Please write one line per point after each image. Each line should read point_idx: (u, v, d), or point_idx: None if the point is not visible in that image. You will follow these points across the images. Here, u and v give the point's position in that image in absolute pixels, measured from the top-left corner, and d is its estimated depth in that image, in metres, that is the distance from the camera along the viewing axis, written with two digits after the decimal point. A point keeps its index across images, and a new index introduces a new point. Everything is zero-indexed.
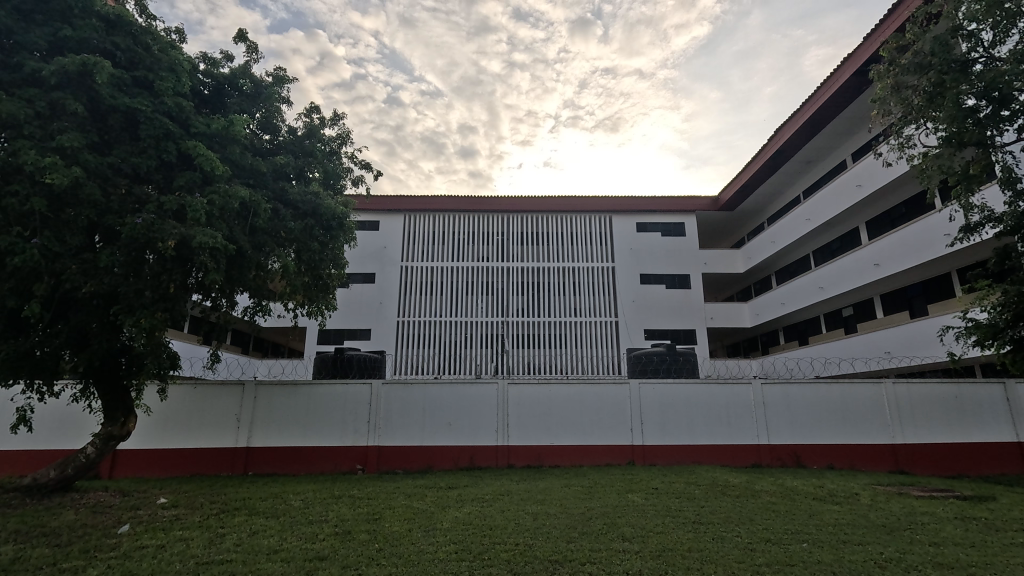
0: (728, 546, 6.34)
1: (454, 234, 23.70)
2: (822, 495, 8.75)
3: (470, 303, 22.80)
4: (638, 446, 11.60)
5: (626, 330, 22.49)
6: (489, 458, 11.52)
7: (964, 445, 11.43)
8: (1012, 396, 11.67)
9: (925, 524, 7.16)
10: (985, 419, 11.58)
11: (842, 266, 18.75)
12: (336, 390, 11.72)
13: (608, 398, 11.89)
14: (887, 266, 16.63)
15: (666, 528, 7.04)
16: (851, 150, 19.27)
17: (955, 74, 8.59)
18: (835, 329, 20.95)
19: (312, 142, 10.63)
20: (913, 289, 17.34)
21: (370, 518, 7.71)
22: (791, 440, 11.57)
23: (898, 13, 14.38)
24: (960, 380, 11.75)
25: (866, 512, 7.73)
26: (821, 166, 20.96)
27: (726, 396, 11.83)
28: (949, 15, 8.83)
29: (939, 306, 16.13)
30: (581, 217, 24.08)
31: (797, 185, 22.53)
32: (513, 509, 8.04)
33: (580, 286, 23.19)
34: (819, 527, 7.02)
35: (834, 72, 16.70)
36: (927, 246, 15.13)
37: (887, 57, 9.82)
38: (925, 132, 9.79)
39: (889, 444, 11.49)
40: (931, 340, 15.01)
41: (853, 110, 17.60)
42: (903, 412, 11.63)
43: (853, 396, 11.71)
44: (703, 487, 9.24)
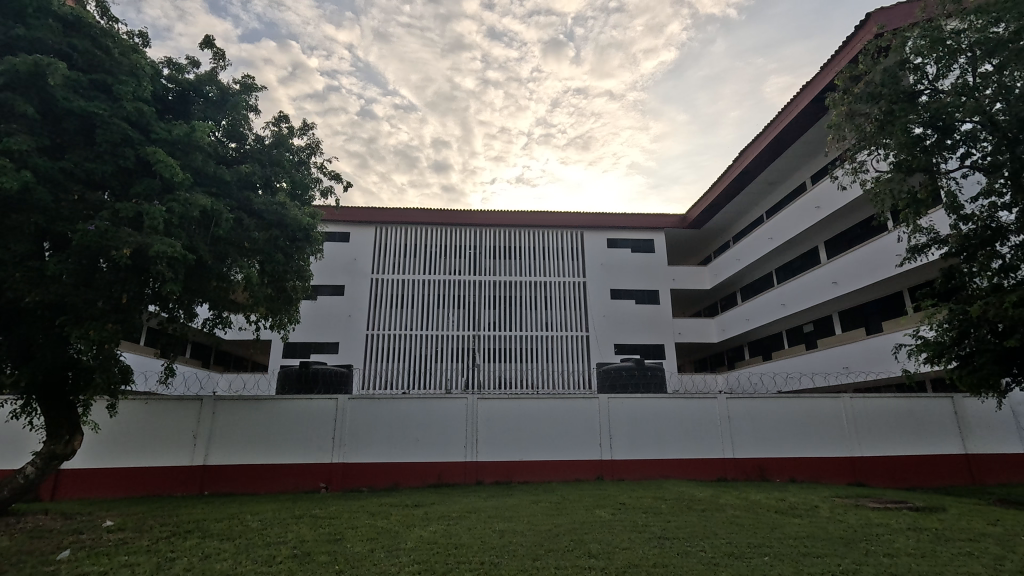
0: (692, 561, 6.35)
1: (425, 247, 23.54)
2: (784, 507, 8.93)
3: (442, 317, 22.63)
4: (607, 461, 11.62)
5: (597, 344, 22.70)
6: (458, 474, 11.34)
7: (917, 457, 11.87)
8: (959, 410, 12.20)
9: (879, 535, 7.38)
10: (935, 432, 12.06)
11: (802, 284, 19.43)
12: (299, 406, 11.38)
13: (577, 413, 11.89)
14: (845, 284, 17.27)
15: (633, 543, 7.05)
16: (810, 173, 20.07)
17: (904, 103, 9.19)
18: (796, 344, 21.65)
19: (280, 152, 10.44)
20: (868, 307, 18.08)
21: (332, 538, 7.47)
22: (755, 454, 11.80)
23: (852, 45, 15.15)
24: (913, 395, 12.23)
25: (825, 524, 7.90)
26: (782, 188, 21.83)
27: (693, 410, 11.99)
28: (896, 49, 9.47)
29: (893, 323, 16.83)
30: (553, 231, 24.29)
31: (761, 205, 23.33)
32: (480, 526, 7.93)
33: (552, 301, 23.31)
34: (780, 539, 7.15)
35: (795, 98, 17.47)
36: (881, 265, 15.82)
37: (842, 86, 10.41)
38: (876, 158, 10.43)
39: (848, 456, 11.83)
40: (886, 355, 15.64)
41: (812, 135, 18.41)
42: (861, 426, 12.02)
43: (814, 410, 12.04)
44: (670, 502, 9.31)
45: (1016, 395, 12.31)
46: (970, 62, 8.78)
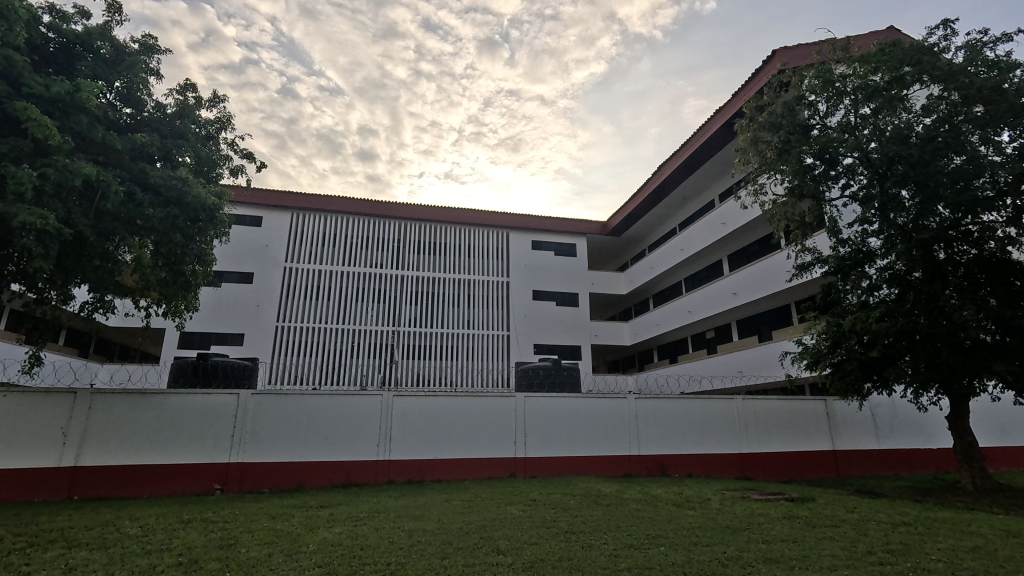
0: (595, 554, 6.62)
1: (345, 237, 22.59)
2: (680, 501, 9.58)
3: (361, 311, 21.85)
4: (520, 458, 11.81)
5: (517, 344, 23.02)
6: (369, 474, 11.00)
7: (795, 453, 13.22)
8: (830, 411, 13.75)
9: (759, 523, 8.12)
10: (810, 431, 13.49)
11: (706, 293, 20.97)
12: (195, 401, 10.48)
13: (493, 412, 11.98)
14: (743, 295, 18.86)
15: (541, 538, 7.22)
16: (719, 192, 21.69)
17: (799, 135, 10.24)
18: (699, 349, 23.33)
19: (184, 123, 9.56)
20: (761, 317, 19.89)
21: (224, 544, 6.94)
22: (658, 451, 12.54)
23: (759, 78, 16.59)
24: (794, 397, 13.61)
25: (715, 515, 8.57)
26: (694, 204, 23.42)
27: (604, 410, 12.52)
28: (795, 85, 10.59)
29: (781, 332, 18.64)
30: (479, 230, 24.30)
31: (675, 218, 24.89)
32: (389, 526, 7.74)
33: (475, 299, 23.30)
34: (675, 530, 7.65)
35: (708, 121, 18.81)
36: (773, 280, 17.47)
37: (749, 114, 11.39)
38: (774, 182, 11.58)
39: (737, 453, 12.91)
40: (773, 361, 17.28)
41: (722, 157, 19.93)
42: (750, 425, 13.18)
43: (710, 411, 13.02)
44: (578, 497, 9.66)
45: (875, 399, 14.10)
46: (853, 104, 9.96)
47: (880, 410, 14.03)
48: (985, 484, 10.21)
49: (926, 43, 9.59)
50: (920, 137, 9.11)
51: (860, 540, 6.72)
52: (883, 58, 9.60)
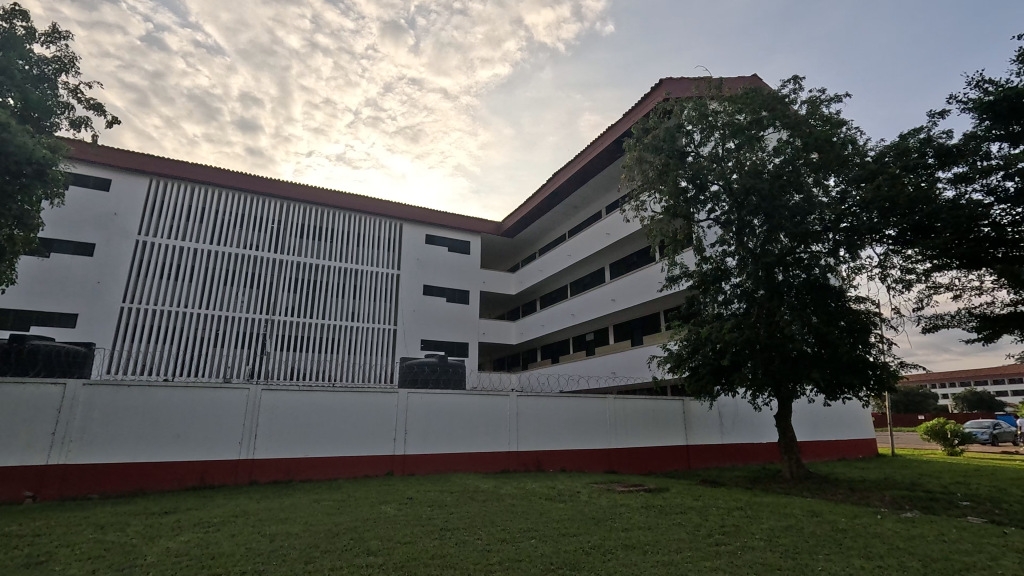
0: (469, 550, 6.66)
1: (216, 213, 20.32)
2: (552, 494, 10.04)
3: (228, 296, 19.80)
4: (399, 456, 11.54)
5: (403, 339, 22.48)
6: (226, 475, 10.00)
7: (655, 448, 14.53)
8: (686, 410, 15.35)
9: (620, 513, 8.76)
10: (669, 428, 14.92)
11: (588, 298, 22.27)
12: (2, 391, 8.72)
13: (374, 408, 11.56)
14: (620, 302, 20.31)
15: (415, 537, 7.10)
16: (606, 204, 23.15)
17: (676, 160, 11.37)
18: (579, 351, 24.70)
19: (9, 56, 7.90)
20: (634, 323, 21.59)
21: (32, 562, 5.84)
22: (535, 447, 13.03)
23: (647, 103, 17.99)
24: (657, 397, 14.97)
25: (582, 507, 9.09)
26: (583, 213, 24.72)
27: (486, 407, 12.71)
28: (676, 114, 11.70)
29: (650, 337, 20.40)
30: (371, 219, 23.30)
31: (565, 225, 26.07)
32: (247, 532, 7.09)
33: (360, 290, 22.27)
34: (546, 523, 7.99)
35: (601, 137, 19.99)
36: (647, 289, 19.07)
37: (636, 135, 12.35)
38: (652, 200, 12.70)
39: (606, 448, 13.86)
40: (642, 364, 18.86)
41: (610, 172, 21.28)
42: (618, 422, 14.23)
43: (585, 408, 13.85)
44: (455, 494, 9.69)
45: (722, 399, 16.04)
46: (721, 137, 11.27)
47: (725, 409, 15.99)
48: (800, 473, 12.09)
49: (780, 93, 11.07)
50: (772, 172, 10.53)
51: (701, 525, 7.56)
52: (747, 101, 10.95)
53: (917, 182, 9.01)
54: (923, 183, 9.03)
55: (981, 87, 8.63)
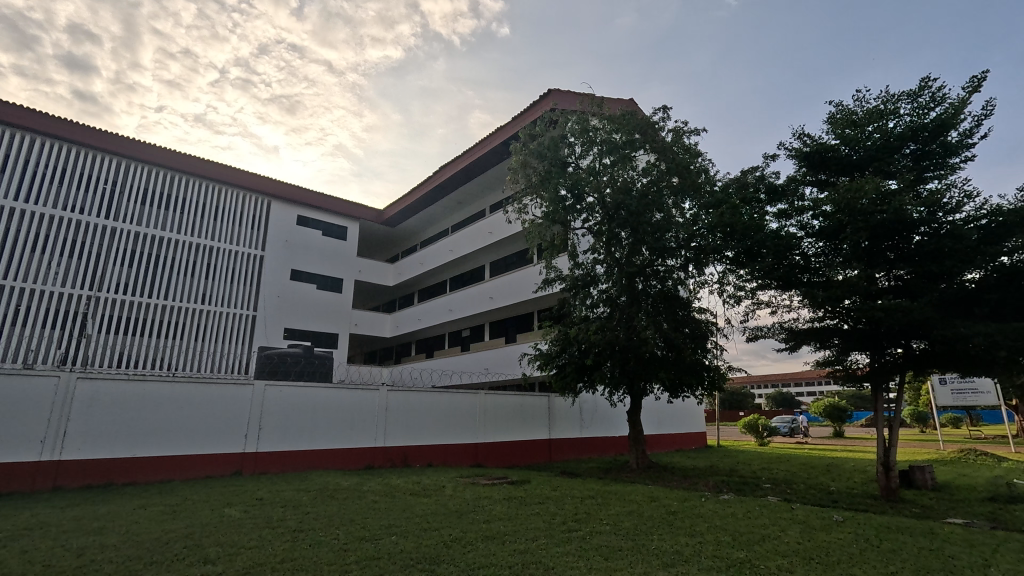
0: (322, 551, 6.29)
1: (27, 164, 16.95)
2: (417, 490, 9.93)
3: (32, 266, 16.64)
4: (250, 454, 10.57)
5: (263, 326, 20.57)
6: (20, 479, 8.30)
7: (519, 442, 15.12)
8: (551, 406, 16.22)
9: (483, 505, 8.86)
10: (534, 423, 15.64)
11: (466, 295, 22.45)
12: None
13: (223, 401, 10.44)
14: (497, 300, 20.80)
15: (262, 541, 6.54)
16: (490, 203, 23.49)
17: (557, 169, 12.06)
18: (454, 346, 24.80)
19: None
20: (509, 322, 22.26)
21: None
22: (402, 443, 12.80)
23: (534, 110, 18.65)
24: (525, 393, 15.61)
25: (446, 501, 9.11)
26: (467, 209, 24.84)
27: (353, 401, 12.18)
28: (560, 125, 12.34)
29: (523, 336, 21.21)
30: (233, 191, 20.86)
31: (448, 220, 25.98)
32: (46, 547, 5.95)
33: (213, 271, 19.86)
34: (408, 519, 7.86)
35: (489, 136, 20.27)
36: (522, 290, 19.79)
37: (522, 140, 12.83)
38: (533, 204, 13.35)
39: (473, 442, 14.09)
40: (513, 361, 19.52)
41: (496, 172, 21.65)
42: (486, 417, 14.55)
43: (456, 404, 13.96)
44: (312, 493, 9.13)
45: (583, 396, 17.27)
46: (598, 152, 12.14)
47: (586, 405, 17.23)
48: (644, 463, 13.46)
49: (652, 119, 12.19)
50: (639, 190, 11.61)
51: (556, 513, 8.04)
52: (623, 122, 11.84)
53: (751, 213, 10.19)
54: (755, 215, 10.29)
55: (803, 139, 10.22)
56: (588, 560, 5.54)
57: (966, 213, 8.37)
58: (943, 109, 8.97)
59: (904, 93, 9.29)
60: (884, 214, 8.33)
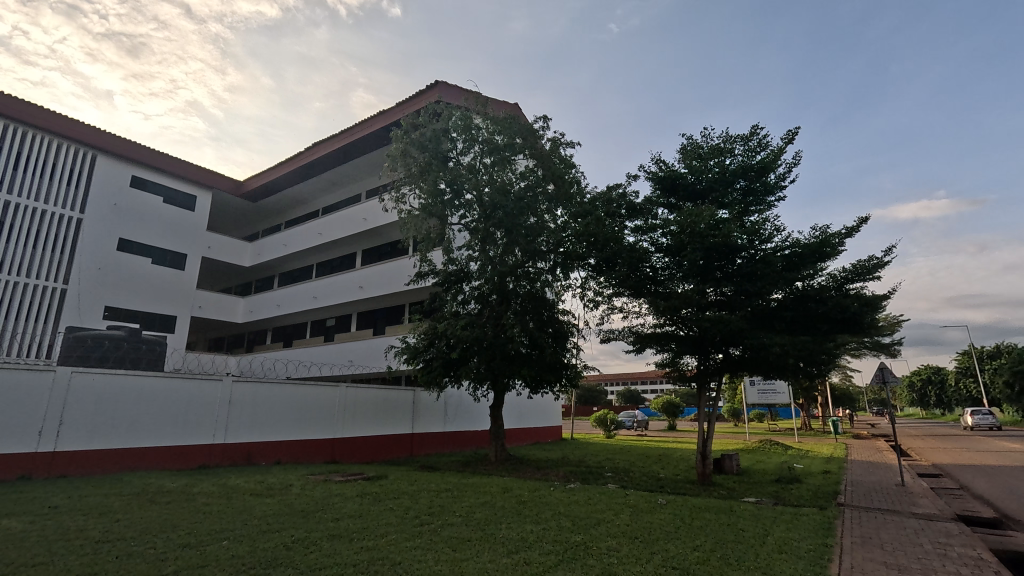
0: (131, 563, 5.45)
1: None
2: (259, 490, 9.14)
3: None
4: (46, 454, 8.88)
5: (74, 303, 17.38)
6: None
7: (380, 437, 14.71)
8: (415, 400, 16.05)
9: (334, 503, 8.39)
10: (398, 417, 15.35)
11: (333, 282, 21.22)
12: None
13: (9, 392, 8.61)
14: (367, 290, 20.00)
15: (52, 556, 5.50)
16: (366, 188, 22.48)
17: (438, 162, 12.02)
18: (316, 336, 23.29)
19: None
20: (378, 313, 21.54)
21: None
22: (247, 439, 11.73)
23: (419, 100, 18.30)
24: (390, 387, 15.25)
25: (292, 500, 8.50)
26: (341, 192, 23.49)
27: (189, 392, 10.88)
28: (444, 119, 12.30)
29: (392, 328, 20.67)
30: (41, 137, 17.26)
31: (319, 201, 24.32)
32: None
33: (6, 231, 16.31)
34: (245, 521, 7.18)
35: (370, 119, 19.42)
36: (394, 281, 19.30)
37: (404, 127, 12.58)
38: (412, 195, 13.17)
39: (329, 438, 13.38)
40: (380, 354, 18.95)
41: (375, 157, 20.79)
42: (346, 412, 13.91)
43: (313, 397, 13.15)
44: (126, 497, 7.92)
45: (449, 391, 17.38)
46: (479, 151, 12.33)
47: (451, 400, 17.37)
48: (502, 456, 13.96)
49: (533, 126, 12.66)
50: (515, 193, 11.98)
51: (410, 507, 7.98)
52: (506, 125, 12.10)
53: (612, 226, 11.14)
54: (616, 228, 11.27)
55: (659, 164, 11.46)
56: (435, 553, 5.59)
57: (774, 244, 10.06)
58: (766, 154, 10.67)
59: (739, 137, 10.85)
60: (715, 238, 9.64)
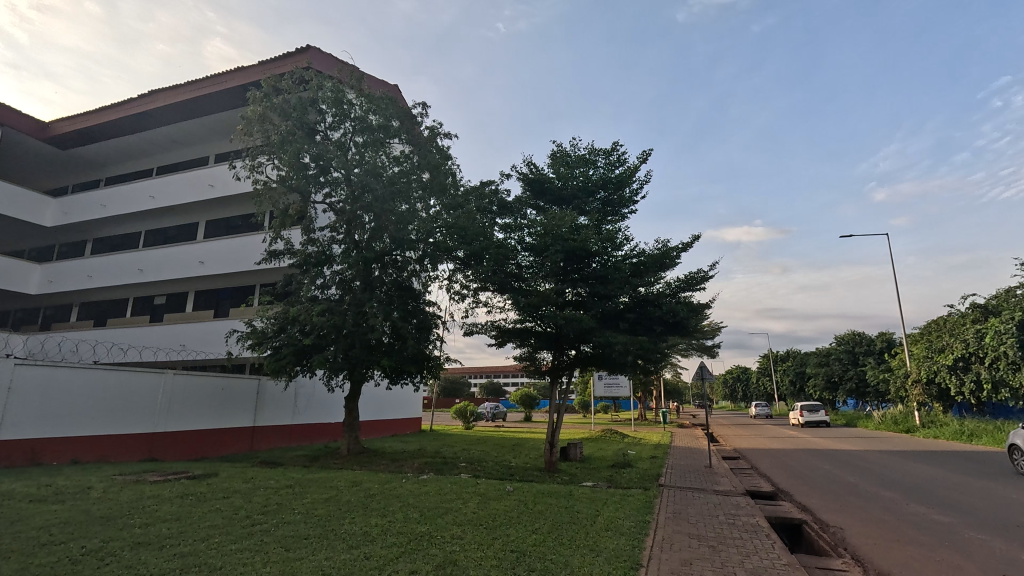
0: None
1: None
2: (43, 496, 7.56)
3: None
4: None
5: None
6: None
7: (215, 431, 13.16)
8: (260, 390, 14.70)
9: (145, 507, 7.25)
10: (237, 409, 13.89)
11: (166, 254, 18.43)
12: None
13: None
14: (208, 267, 17.75)
15: None
16: (216, 151, 19.90)
17: (302, 133, 11.14)
18: (140, 315, 20.05)
19: None
20: (222, 293, 19.26)
21: None
22: (31, 434, 9.78)
23: (285, 62, 16.71)
24: (229, 375, 13.75)
25: (89, 506, 7.16)
26: (184, 152, 20.50)
27: None
28: (313, 88, 11.43)
29: (236, 311, 18.62)
30: None
31: (154, 159, 20.96)
32: None
33: None
34: (17, 534, 5.89)
35: (225, 74, 17.26)
36: (243, 258, 17.41)
37: (265, 89, 11.48)
38: (270, 164, 12.12)
39: (149, 432, 11.63)
40: (220, 339, 16.96)
41: (229, 118, 18.51)
42: (172, 403, 12.21)
43: (129, 385, 11.33)
44: None
45: (300, 381, 16.23)
46: (350, 128, 11.70)
47: (302, 390, 16.23)
48: (355, 449, 13.41)
49: (411, 111, 12.31)
50: (387, 177, 11.49)
51: (242, 507, 7.26)
52: (381, 105, 11.57)
53: (482, 221, 11.31)
54: (486, 223, 11.50)
55: (530, 166, 11.90)
56: (264, 554, 5.16)
57: (625, 252, 11.07)
58: (623, 169, 11.68)
59: (602, 150, 11.73)
60: (575, 242, 10.30)
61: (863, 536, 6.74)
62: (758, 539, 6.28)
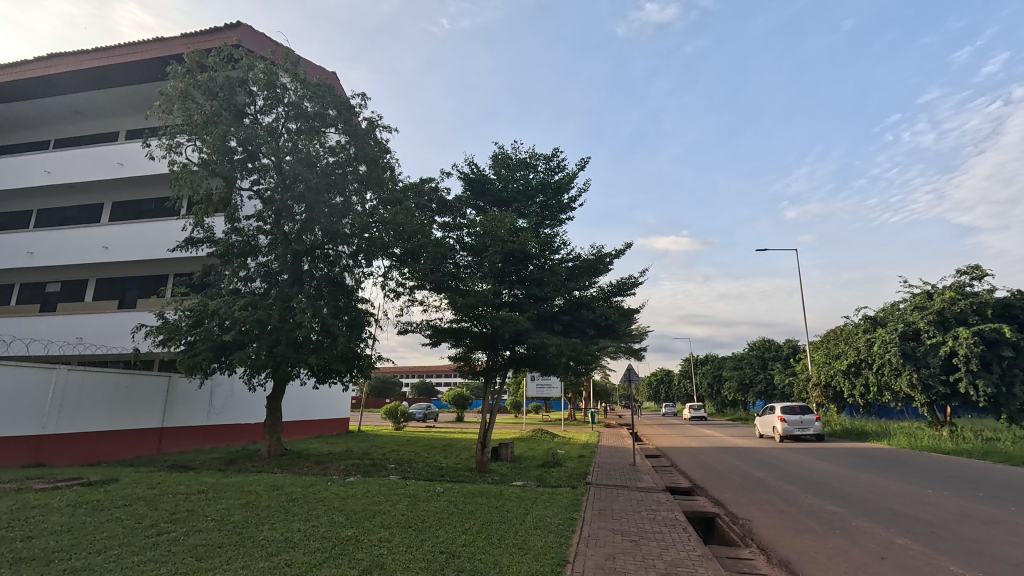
0: None
1: None
2: None
3: None
4: None
5: None
6: None
7: (115, 432, 12.02)
8: (170, 389, 13.61)
9: (29, 518, 6.46)
10: (143, 408, 12.78)
11: (64, 236, 16.60)
12: None
13: None
14: (114, 253, 16.18)
15: None
16: (127, 127, 18.17)
17: (228, 115, 10.52)
18: (28, 304, 17.95)
19: None
20: (129, 282, 17.61)
21: None
22: None
23: (212, 37, 15.59)
24: (134, 372, 12.62)
25: None
26: (88, 125, 18.57)
27: None
28: (243, 69, 10.83)
29: (145, 302, 17.07)
30: None
31: (52, 130, 18.83)
32: None
33: None
34: None
35: (141, 43, 15.83)
36: (155, 245, 16.03)
37: (188, 65, 10.76)
38: (190, 146, 11.37)
39: (36, 435, 10.41)
40: (125, 333, 15.49)
41: (144, 91, 16.97)
42: (65, 402, 11.01)
43: (12, 381, 10.08)
44: None
45: (218, 378, 15.22)
46: (282, 113, 11.16)
47: (218, 389, 15.22)
48: (277, 450, 12.77)
49: (349, 100, 11.91)
50: (322, 168, 11.02)
51: (147, 516, 6.66)
52: (317, 92, 11.07)
53: (420, 218, 11.16)
54: (424, 220, 11.34)
55: (470, 166, 11.88)
56: (172, 565, 4.79)
57: (561, 255, 11.33)
58: (562, 175, 11.95)
59: (542, 155, 11.93)
60: (513, 244, 10.37)
61: (767, 526, 7.31)
62: (676, 533, 6.63)
